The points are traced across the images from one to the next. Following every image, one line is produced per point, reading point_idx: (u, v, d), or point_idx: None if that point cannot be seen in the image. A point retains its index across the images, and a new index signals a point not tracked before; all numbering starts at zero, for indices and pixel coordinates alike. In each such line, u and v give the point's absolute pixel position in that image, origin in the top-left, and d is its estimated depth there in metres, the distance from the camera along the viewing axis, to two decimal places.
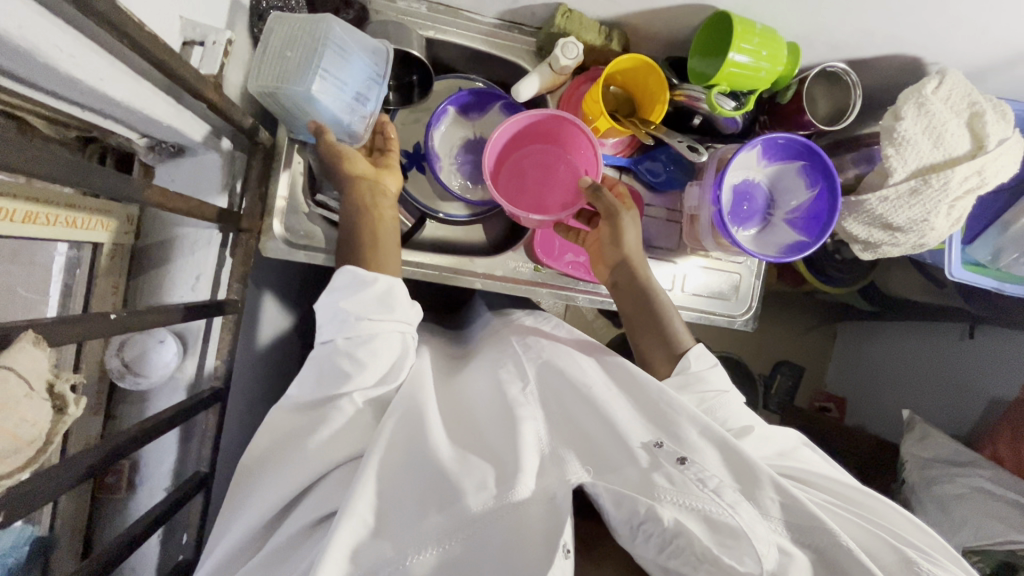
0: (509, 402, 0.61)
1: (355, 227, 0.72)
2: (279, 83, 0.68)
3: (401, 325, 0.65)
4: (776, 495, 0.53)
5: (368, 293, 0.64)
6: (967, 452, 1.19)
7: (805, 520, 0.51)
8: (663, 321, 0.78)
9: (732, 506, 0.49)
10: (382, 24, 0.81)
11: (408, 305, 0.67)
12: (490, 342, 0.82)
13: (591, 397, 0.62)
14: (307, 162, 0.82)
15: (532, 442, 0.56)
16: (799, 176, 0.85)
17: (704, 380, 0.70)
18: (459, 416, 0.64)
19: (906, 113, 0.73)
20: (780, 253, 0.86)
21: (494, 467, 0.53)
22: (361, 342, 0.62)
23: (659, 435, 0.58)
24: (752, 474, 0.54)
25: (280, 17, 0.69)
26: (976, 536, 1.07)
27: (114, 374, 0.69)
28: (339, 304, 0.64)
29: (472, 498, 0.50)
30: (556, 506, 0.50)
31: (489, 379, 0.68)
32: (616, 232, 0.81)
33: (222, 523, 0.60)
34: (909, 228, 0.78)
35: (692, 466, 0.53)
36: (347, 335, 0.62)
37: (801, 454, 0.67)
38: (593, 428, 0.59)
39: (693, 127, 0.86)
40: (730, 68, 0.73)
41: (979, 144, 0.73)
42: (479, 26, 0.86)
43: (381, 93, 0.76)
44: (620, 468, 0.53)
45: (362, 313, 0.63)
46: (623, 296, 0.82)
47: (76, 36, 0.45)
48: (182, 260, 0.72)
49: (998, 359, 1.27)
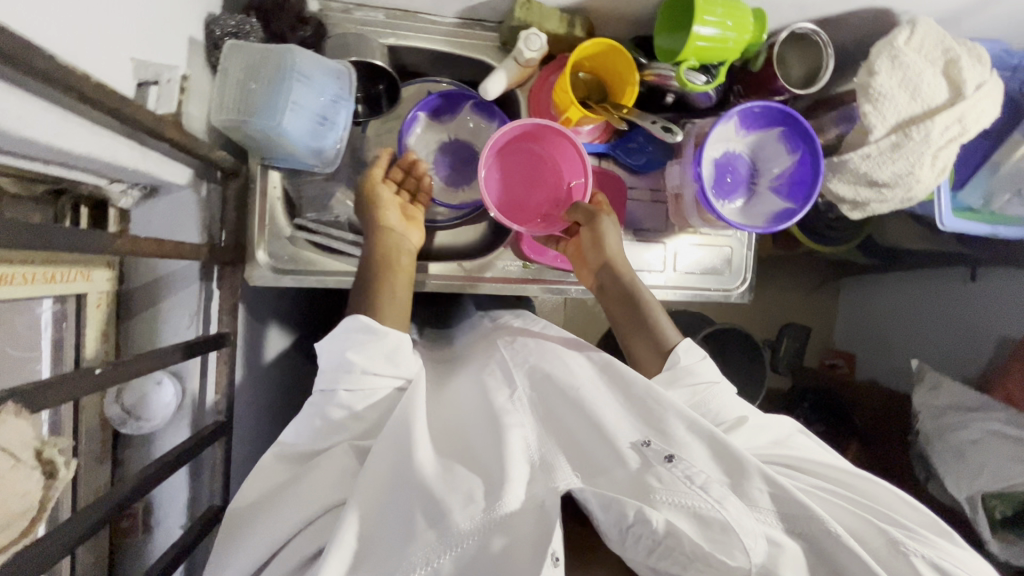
0: (495, 409, 0.62)
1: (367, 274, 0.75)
2: (242, 117, 0.67)
3: (397, 381, 0.66)
4: (764, 486, 0.53)
5: (378, 346, 0.66)
6: (980, 396, 1.19)
7: (793, 509, 0.52)
8: (650, 321, 0.77)
9: (719, 501, 0.51)
10: (341, 38, 0.79)
11: (411, 360, 0.68)
12: (477, 348, 0.82)
13: (577, 398, 0.62)
14: (284, 187, 0.81)
15: (520, 452, 0.56)
16: (780, 142, 0.84)
17: (694, 373, 0.69)
18: (445, 427, 0.64)
19: (879, 68, 0.71)
20: (768, 223, 0.85)
21: (482, 478, 0.54)
22: (363, 397, 0.63)
23: (648, 433, 0.59)
24: (738, 466, 0.55)
25: (236, 49, 0.67)
26: (995, 480, 1.08)
27: (116, 421, 0.69)
28: (347, 354, 0.65)
29: (459, 514, 0.50)
30: (545, 511, 0.52)
31: (475, 387, 0.69)
32: (597, 236, 0.81)
33: (217, 559, 0.59)
34: (895, 183, 0.77)
35: (680, 463, 0.54)
36: (349, 388, 0.63)
37: (793, 442, 0.67)
38: (581, 428, 0.59)
39: (667, 105, 0.85)
40: (697, 42, 0.71)
41: (956, 91, 0.72)
42: (439, 27, 0.85)
43: (349, 113, 0.74)
44: (608, 470, 0.55)
45: (368, 366, 0.64)
46: (609, 300, 0.82)
47: (24, 95, 0.45)
48: (169, 300, 0.72)
49: (1003, 298, 1.28)
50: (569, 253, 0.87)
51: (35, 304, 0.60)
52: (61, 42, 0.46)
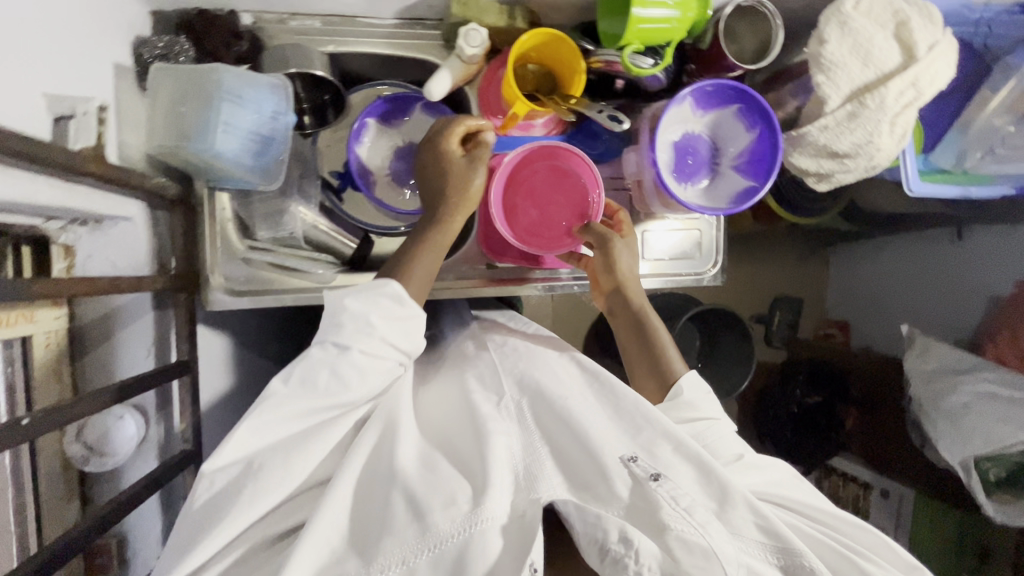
0: (480, 415, 0.65)
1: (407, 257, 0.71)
2: (176, 143, 0.66)
3: (402, 357, 0.65)
4: (749, 514, 0.57)
5: (400, 315, 0.63)
6: (970, 357, 1.18)
7: (778, 541, 0.56)
8: (656, 348, 0.78)
9: (702, 525, 0.54)
10: (280, 50, 0.77)
11: (421, 339, 0.67)
12: (467, 348, 0.83)
13: (564, 410, 0.65)
14: (233, 209, 0.79)
15: (503, 460, 0.59)
16: (737, 120, 0.82)
17: (696, 408, 0.70)
18: (432, 435, 0.66)
19: (829, 36, 0.69)
20: (732, 203, 0.82)
21: (466, 482, 0.57)
22: (370, 361, 0.61)
23: (636, 448, 0.62)
24: (724, 493, 0.58)
25: (164, 70, 0.65)
26: (987, 442, 1.07)
27: (78, 459, 0.68)
28: (368, 315, 0.62)
29: (440, 515, 0.54)
30: (525, 523, 0.55)
31: (457, 394, 0.71)
32: (613, 258, 0.81)
33: (177, 542, 0.55)
34: (856, 153, 0.75)
35: (666, 483, 0.57)
36: (363, 350, 0.61)
37: (794, 488, 0.69)
38: (567, 439, 0.62)
39: (618, 91, 0.84)
40: (638, 25, 0.69)
41: (909, 53, 0.69)
42: (379, 30, 0.82)
43: (289, 125, 0.72)
44: (594, 486, 0.58)
45: (388, 336, 0.62)
46: (621, 322, 0.82)
47: None
48: (126, 332, 0.72)
49: (992, 253, 1.24)
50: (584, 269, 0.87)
51: None
52: None
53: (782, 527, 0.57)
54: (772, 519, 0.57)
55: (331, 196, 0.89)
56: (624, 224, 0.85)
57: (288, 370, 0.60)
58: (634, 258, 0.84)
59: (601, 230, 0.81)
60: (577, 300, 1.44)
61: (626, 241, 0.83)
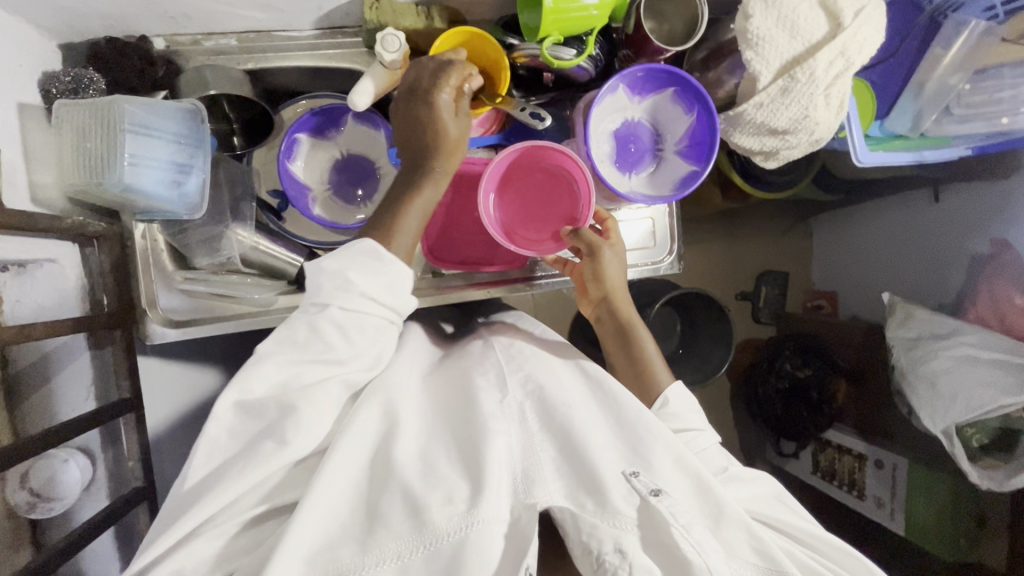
0: (482, 412, 0.62)
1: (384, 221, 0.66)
2: (85, 181, 0.64)
3: (391, 315, 0.62)
4: (742, 534, 0.59)
5: (378, 273, 0.60)
6: (949, 322, 1.15)
7: (767, 562, 0.59)
8: (641, 357, 0.79)
9: (699, 544, 0.56)
10: (196, 71, 0.75)
11: (408, 298, 0.64)
12: (471, 344, 0.80)
13: (565, 422, 0.63)
14: (165, 239, 0.77)
15: (502, 458, 0.58)
16: (675, 103, 0.79)
17: (681, 418, 0.73)
18: (438, 419, 0.65)
19: (753, 10, 0.66)
20: (675, 190, 0.80)
21: (464, 480, 0.56)
22: (354, 321, 0.59)
23: (635, 463, 0.61)
24: (720, 511, 0.60)
25: (68, 105, 0.64)
26: (969, 408, 1.04)
27: (23, 508, 0.67)
28: (346, 273, 0.59)
29: (438, 513, 0.54)
30: (520, 528, 0.55)
31: (460, 382, 0.69)
32: (599, 270, 0.79)
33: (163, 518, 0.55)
34: (795, 129, 0.72)
35: (666, 498, 0.57)
36: (343, 306, 0.59)
37: (777, 503, 0.71)
38: (567, 445, 0.61)
39: (549, 84, 0.81)
40: (551, 15, 0.67)
41: (836, 21, 0.67)
42: (299, 42, 0.80)
43: (207, 152, 0.71)
44: (598, 492, 0.57)
45: (370, 292, 0.60)
46: (608, 329, 0.82)
47: None
48: (63, 375, 0.71)
49: (969, 213, 1.20)
50: (572, 276, 0.84)
51: None
52: None
53: (775, 550, 0.59)
54: (766, 540, 0.59)
55: (270, 217, 0.86)
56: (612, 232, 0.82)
57: (270, 339, 0.59)
58: (622, 266, 0.82)
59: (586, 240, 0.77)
60: (552, 294, 1.42)
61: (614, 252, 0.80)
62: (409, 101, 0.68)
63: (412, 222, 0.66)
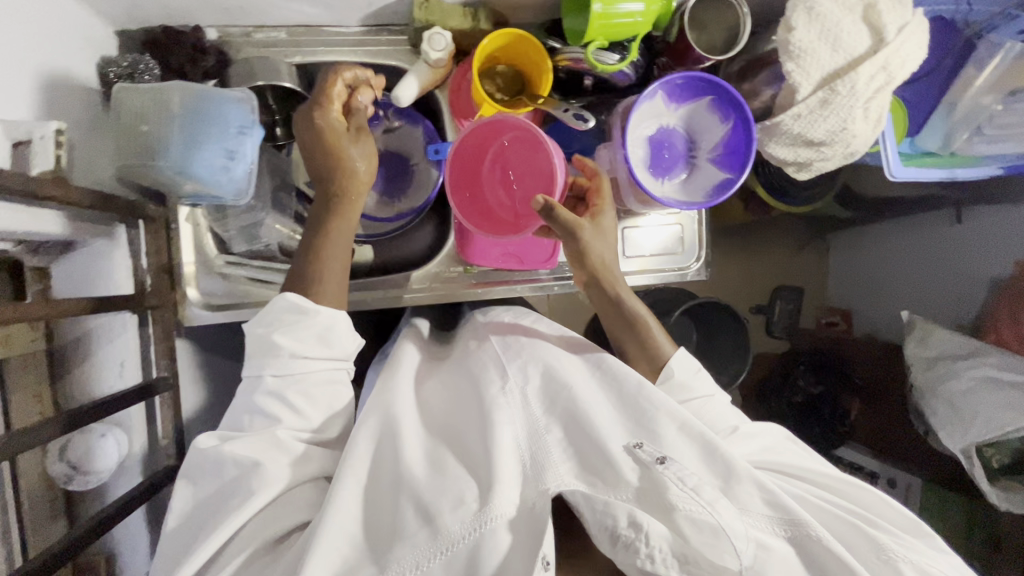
0: (488, 402, 0.64)
1: (305, 261, 0.68)
2: (140, 162, 0.66)
3: (333, 363, 0.65)
4: (753, 489, 0.59)
5: (306, 326, 0.64)
6: (970, 343, 1.14)
7: (782, 513, 0.58)
8: (643, 332, 0.73)
9: (710, 504, 0.55)
10: (245, 62, 0.77)
11: (347, 341, 0.67)
12: (472, 338, 0.82)
13: (570, 400, 0.64)
14: (209, 223, 0.79)
15: (508, 447, 0.59)
16: (711, 112, 0.81)
17: (689, 388, 0.70)
18: (437, 428, 0.67)
19: (796, 23, 0.67)
20: (709, 197, 0.81)
21: (472, 478, 0.58)
22: (293, 380, 0.63)
23: (640, 435, 0.62)
24: (729, 470, 0.59)
25: (127, 89, 0.66)
26: (989, 427, 1.04)
27: (61, 479, 0.69)
28: (273, 336, 0.63)
29: (449, 516, 0.54)
30: (536, 514, 0.55)
31: (458, 387, 0.72)
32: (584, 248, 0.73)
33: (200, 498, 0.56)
34: (832, 141, 0.73)
35: (672, 464, 0.58)
36: (275, 373, 0.63)
37: (794, 449, 0.70)
38: (574, 430, 0.61)
39: (588, 88, 0.83)
40: (600, 20, 0.68)
41: (879, 37, 0.68)
42: (346, 38, 0.82)
43: (254, 141, 0.70)
44: (601, 472, 0.58)
45: (298, 350, 0.63)
46: (604, 311, 0.75)
47: None
48: (103, 351, 0.73)
49: (993, 234, 1.20)
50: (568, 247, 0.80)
51: None
52: None
53: (785, 497, 0.58)
54: (776, 491, 0.59)
55: (307, 207, 0.88)
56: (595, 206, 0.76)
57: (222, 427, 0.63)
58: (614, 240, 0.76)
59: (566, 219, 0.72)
60: (572, 299, 1.43)
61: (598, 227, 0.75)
62: (308, 130, 0.70)
63: (331, 263, 0.68)
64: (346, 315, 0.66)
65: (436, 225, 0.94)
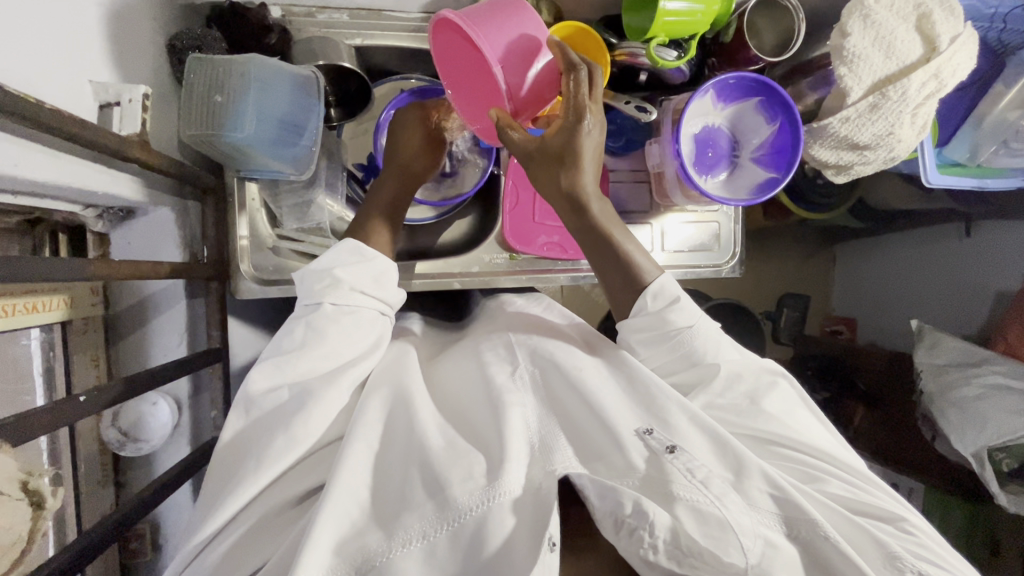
0: (496, 385, 0.61)
1: (356, 224, 0.73)
2: (207, 132, 0.67)
3: (381, 305, 0.67)
4: (764, 486, 0.54)
5: (365, 268, 0.67)
6: (977, 352, 1.11)
7: (792, 512, 0.53)
8: (622, 258, 0.67)
9: (718, 498, 0.51)
10: (308, 42, 0.78)
11: (395, 290, 0.70)
12: (480, 323, 0.81)
13: (578, 381, 0.62)
14: (262, 198, 0.79)
15: (519, 429, 0.56)
16: (758, 112, 0.83)
17: (666, 323, 0.66)
18: (448, 413, 0.62)
19: (852, 29, 0.71)
20: (752, 195, 0.84)
21: (482, 454, 0.54)
22: (348, 311, 0.64)
23: (650, 421, 0.59)
24: (740, 464, 0.56)
25: (199, 60, 0.67)
26: (1001, 431, 0.99)
27: (115, 444, 0.72)
28: (332, 271, 0.65)
29: (458, 488, 0.50)
30: (541, 496, 0.51)
31: (473, 364, 0.67)
32: (550, 176, 0.65)
33: (253, 452, 0.56)
34: (877, 144, 0.76)
35: (681, 454, 0.54)
36: (335, 302, 0.64)
37: (808, 415, 0.68)
38: (582, 412, 0.59)
39: (641, 83, 0.85)
40: (665, 17, 0.71)
41: (931, 45, 0.71)
42: (405, 23, 0.85)
43: (319, 118, 0.73)
44: (607, 455, 0.55)
45: (356, 284, 0.65)
46: (585, 244, 0.68)
47: None
48: (158, 319, 0.76)
49: (1000, 250, 1.19)
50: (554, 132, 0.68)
51: (23, 334, 0.65)
52: (17, 73, 0.48)
53: (796, 495, 0.54)
54: (787, 487, 0.54)
55: (356, 189, 0.89)
56: (563, 116, 0.63)
57: (265, 355, 0.62)
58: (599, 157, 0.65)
59: (526, 147, 0.65)
60: (585, 295, 1.42)
61: (567, 149, 0.64)
62: (397, 132, 0.77)
63: (377, 234, 0.72)
64: (398, 268, 0.70)
65: (478, 213, 0.96)
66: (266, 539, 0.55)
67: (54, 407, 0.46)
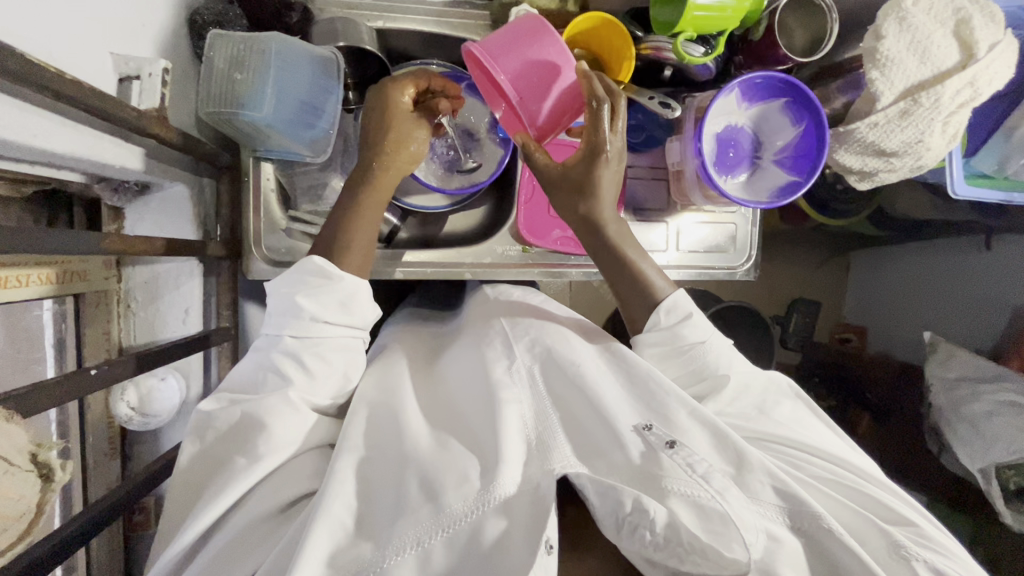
0: (493, 381, 0.60)
1: (333, 230, 0.68)
2: (225, 108, 0.66)
3: (350, 331, 0.64)
4: (766, 479, 0.53)
5: (329, 292, 0.62)
6: (992, 367, 1.07)
7: (794, 504, 0.53)
8: (634, 272, 0.67)
9: (720, 492, 0.51)
10: (328, 22, 0.76)
11: (368, 311, 0.65)
12: (472, 316, 0.79)
13: (575, 376, 0.60)
14: (276, 178, 0.78)
15: (515, 427, 0.55)
16: (783, 113, 0.81)
17: (679, 335, 0.65)
18: (445, 413, 0.62)
19: (886, 32, 0.69)
20: (773, 198, 0.82)
21: (477, 456, 0.54)
22: (310, 345, 0.61)
23: (650, 416, 0.58)
24: (741, 457, 0.54)
25: (219, 36, 0.66)
26: (1010, 449, 0.97)
27: (124, 418, 0.73)
28: (295, 297, 0.62)
29: (452, 495, 0.50)
30: (540, 495, 0.50)
31: (472, 357, 0.66)
32: (568, 200, 0.67)
33: (236, 454, 0.56)
34: (904, 151, 0.74)
35: (681, 449, 0.54)
36: (295, 334, 0.61)
37: (814, 418, 0.67)
38: (581, 408, 0.58)
39: (665, 79, 0.85)
40: (694, 12, 0.68)
41: (969, 52, 0.69)
42: (427, 8, 0.84)
43: (338, 100, 0.73)
44: (607, 453, 0.54)
45: (319, 314, 0.62)
46: (603, 265, 0.68)
47: (11, 101, 0.47)
48: (167, 296, 0.76)
49: (1016, 267, 1.14)
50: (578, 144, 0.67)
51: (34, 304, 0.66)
52: (38, 43, 0.47)
53: (796, 486, 0.53)
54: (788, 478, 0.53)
55: None
56: (582, 148, 0.65)
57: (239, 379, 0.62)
58: (619, 182, 0.66)
59: (549, 171, 0.67)
60: (594, 292, 1.41)
61: (588, 178, 0.65)
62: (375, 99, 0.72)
63: (362, 231, 0.68)
64: (370, 285, 0.65)
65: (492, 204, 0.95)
66: (252, 545, 0.54)
67: (68, 378, 0.47)
